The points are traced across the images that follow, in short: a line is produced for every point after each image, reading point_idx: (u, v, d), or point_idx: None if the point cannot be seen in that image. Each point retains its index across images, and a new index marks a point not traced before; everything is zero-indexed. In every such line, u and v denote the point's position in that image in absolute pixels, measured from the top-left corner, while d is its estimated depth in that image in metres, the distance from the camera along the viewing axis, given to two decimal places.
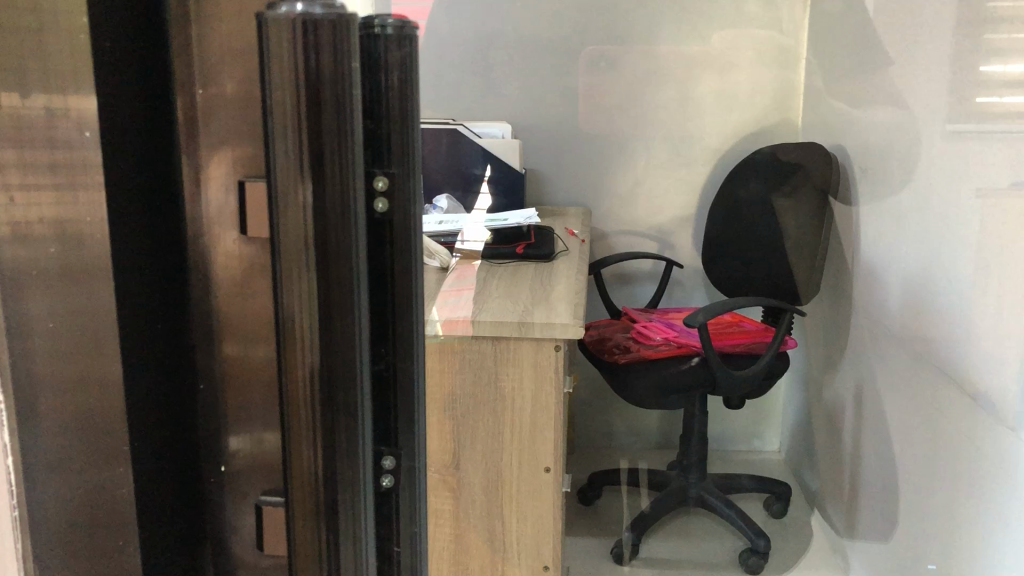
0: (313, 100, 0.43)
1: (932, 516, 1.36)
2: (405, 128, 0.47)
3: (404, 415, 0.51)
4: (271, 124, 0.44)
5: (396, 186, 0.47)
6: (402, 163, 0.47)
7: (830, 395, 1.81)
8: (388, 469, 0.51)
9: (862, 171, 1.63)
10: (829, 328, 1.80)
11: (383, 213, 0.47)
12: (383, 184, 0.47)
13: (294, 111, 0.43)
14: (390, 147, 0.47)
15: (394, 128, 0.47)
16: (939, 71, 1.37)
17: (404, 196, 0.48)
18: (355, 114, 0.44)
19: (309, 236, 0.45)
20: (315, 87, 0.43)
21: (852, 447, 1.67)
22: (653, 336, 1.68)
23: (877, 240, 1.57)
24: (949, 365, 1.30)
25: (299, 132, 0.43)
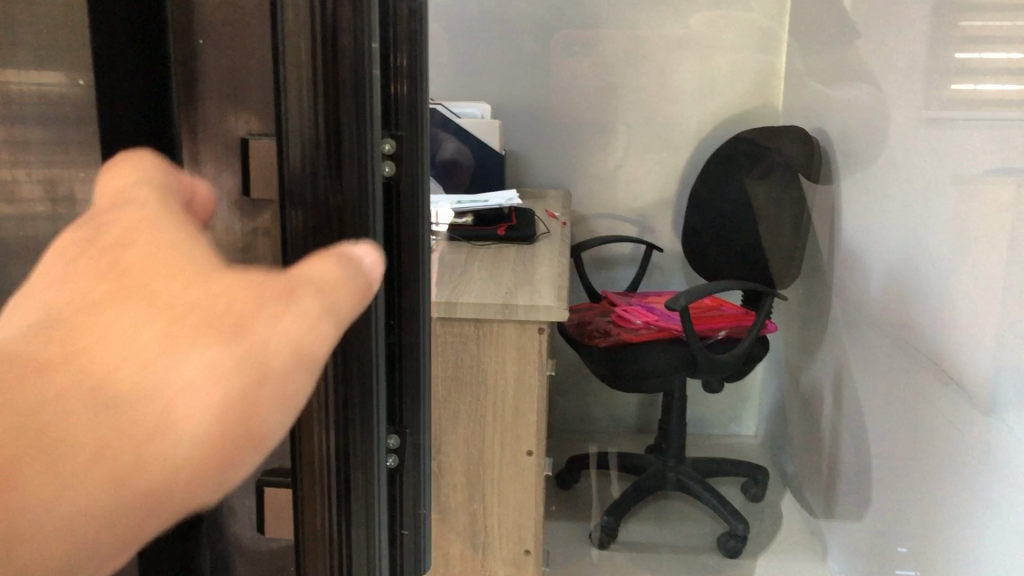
0: (331, 63, 0.45)
1: (904, 498, 1.38)
2: (416, 94, 0.49)
3: (410, 390, 0.52)
4: (289, 85, 0.46)
5: (404, 149, 0.49)
6: (409, 127, 0.49)
7: (807, 380, 1.80)
8: (392, 448, 0.52)
9: (843, 156, 1.62)
10: (807, 313, 1.80)
11: (391, 176, 0.49)
12: (391, 146, 0.48)
13: (314, 72, 0.45)
14: (400, 109, 0.48)
15: (402, 93, 0.48)
16: (916, 58, 1.37)
17: (410, 160, 0.49)
18: (370, 78, 0.46)
19: (322, 203, 0.47)
20: (333, 49, 0.45)
21: (832, 432, 1.66)
22: (633, 320, 1.67)
23: (859, 224, 1.56)
24: (924, 348, 1.31)
25: (318, 93, 0.46)
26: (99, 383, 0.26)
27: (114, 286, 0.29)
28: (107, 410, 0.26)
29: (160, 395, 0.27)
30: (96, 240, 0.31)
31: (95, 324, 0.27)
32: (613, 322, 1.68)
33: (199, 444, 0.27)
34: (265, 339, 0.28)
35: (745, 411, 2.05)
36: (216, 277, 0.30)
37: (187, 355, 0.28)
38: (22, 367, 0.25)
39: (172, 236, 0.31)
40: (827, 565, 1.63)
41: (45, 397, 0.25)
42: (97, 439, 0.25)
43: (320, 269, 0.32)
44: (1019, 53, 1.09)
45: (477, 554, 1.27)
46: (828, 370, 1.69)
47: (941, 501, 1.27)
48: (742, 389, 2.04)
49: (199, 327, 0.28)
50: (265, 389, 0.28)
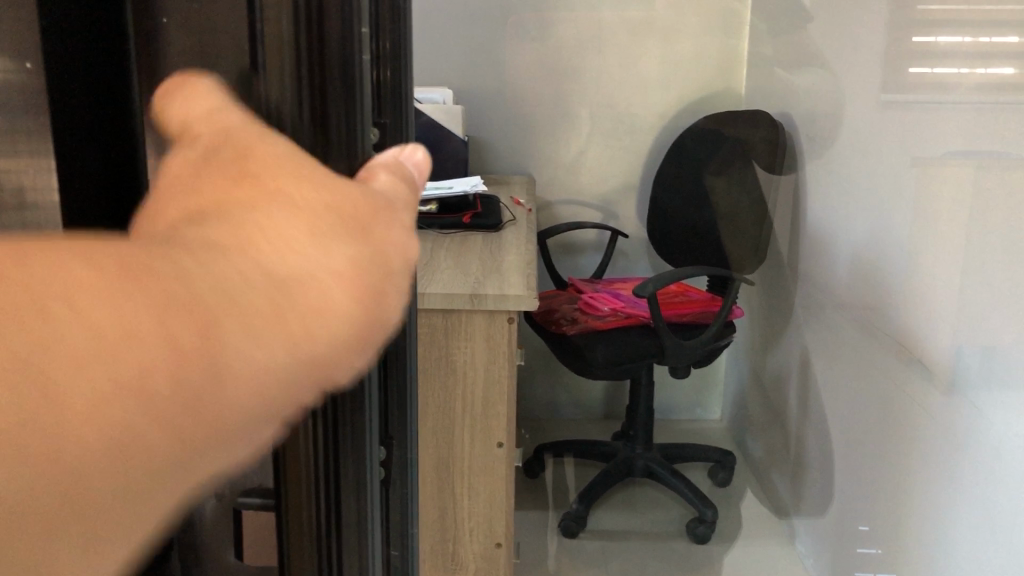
0: (316, 41, 0.39)
1: (870, 478, 1.38)
2: (397, 90, 0.46)
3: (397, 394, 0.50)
4: (265, 65, 0.38)
5: (387, 140, 0.44)
6: (392, 117, 0.45)
7: (772, 364, 1.79)
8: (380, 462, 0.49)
9: (808, 140, 1.61)
10: (770, 299, 1.78)
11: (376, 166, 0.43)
12: (376, 136, 0.43)
13: (298, 51, 0.39)
14: (384, 98, 0.45)
15: (385, 82, 0.45)
16: (873, 42, 1.36)
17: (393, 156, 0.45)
18: (358, 52, 0.40)
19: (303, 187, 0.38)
20: (318, 24, 0.39)
21: (798, 416, 1.66)
22: (600, 307, 1.65)
23: (823, 207, 1.56)
24: (886, 330, 1.32)
25: (299, 75, 0.39)
26: (272, 266, 0.23)
27: (254, 192, 0.24)
28: (277, 290, 0.22)
29: (323, 285, 0.23)
30: (210, 161, 0.26)
31: (249, 218, 0.23)
32: (580, 309, 1.66)
33: (354, 346, 0.24)
34: (387, 241, 0.25)
35: (710, 396, 2.05)
36: (340, 186, 0.26)
37: (343, 245, 0.24)
38: (201, 247, 0.22)
39: (282, 147, 0.27)
40: (794, 549, 1.63)
41: (236, 278, 0.22)
42: (278, 317, 0.22)
43: (385, 183, 0.29)
44: (976, 37, 1.09)
45: (446, 548, 1.25)
46: (793, 356, 1.68)
47: (905, 481, 1.27)
48: (707, 374, 2.04)
49: (335, 220, 0.25)
50: (390, 284, 0.25)
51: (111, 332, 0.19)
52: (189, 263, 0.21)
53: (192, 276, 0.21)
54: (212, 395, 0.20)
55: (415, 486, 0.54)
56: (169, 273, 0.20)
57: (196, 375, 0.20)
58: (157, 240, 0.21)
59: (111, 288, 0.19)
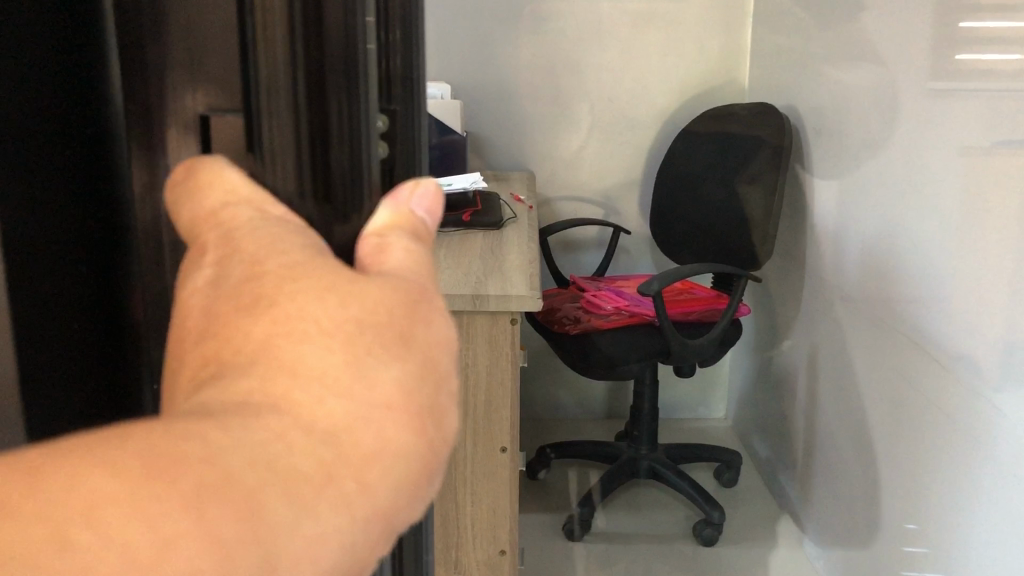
0: (314, 41, 0.30)
1: (896, 481, 1.32)
2: (409, 54, 0.36)
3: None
4: (259, 88, 0.30)
5: (397, 127, 0.37)
6: (404, 97, 0.36)
7: (778, 362, 1.75)
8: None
9: (816, 134, 1.58)
10: (776, 295, 1.75)
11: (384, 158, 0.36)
12: (384, 122, 0.36)
13: (294, 60, 0.30)
14: (392, 69, 0.35)
15: (396, 46, 0.35)
16: (897, 27, 1.31)
17: (404, 142, 0.37)
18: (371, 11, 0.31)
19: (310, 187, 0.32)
20: (316, 23, 0.30)
21: (805, 416, 1.63)
22: (603, 306, 1.61)
23: (834, 201, 1.52)
24: (916, 328, 1.26)
25: (297, 95, 0.30)
26: (312, 419, 0.24)
27: (280, 323, 0.25)
28: (328, 444, 0.24)
29: (365, 423, 0.25)
30: (221, 281, 0.26)
31: (280, 355, 0.25)
32: (582, 308, 1.62)
33: (418, 469, 0.26)
34: (428, 347, 0.27)
35: (714, 395, 2.01)
36: (366, 288, 0.27)
37: (387, 369, 0.26)
38: (240, 405, 0.24)
39: (287, 236, 0.28)
40: (804, 551, 1.60)
41: (270, 438, 0.23)
42: (322, 466, 0.24)
43: (400, 257, 0.30)
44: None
45: (449, 555, 1.21)
46: (801, 353, 1.64)
47: (935, 486, 1.21)
48: (712, 373, 2.00)
49: (378, 344, 0.26)
50: (442, 394, 0.27)
51: (144, 550, 0.20)
52: (221, 439, 0.22)
53: (219, 456, 0.22)
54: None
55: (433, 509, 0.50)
56: (200, 456, 0.22)
57: (246, 558, 0.21)
58: (197, 407, 0.24)
59: (128, 494, 0.20)
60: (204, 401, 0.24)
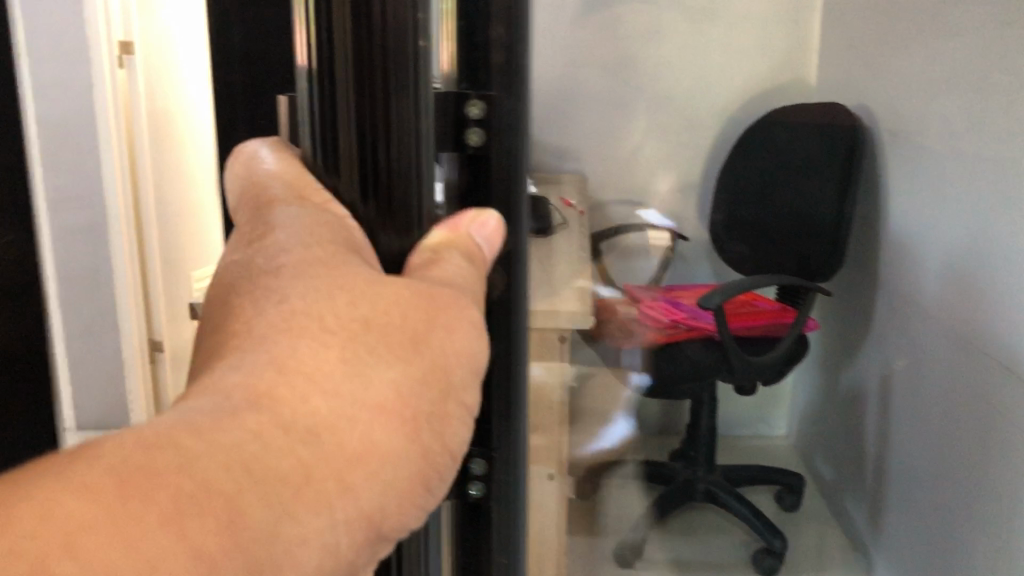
0: (374, 78, 0.49)
1: (984, 519, 1.19)
2: (507, 71, 0.52)
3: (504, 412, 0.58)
4: (343, 108, 0.50)
5: (492, 111, 0.52)
6: (501, 87, 0.52)
7: (848, 380, 1.62)
8: (477, 473, 0.57)
9: (892, 137, 1.46)
10: (850, 309, 1.61)
11: (477, 145, 0.52)
12: (478, 111, 0.52)
13: (357, 92, 0.49)
14: (484, 72, 0.51)
15: (494, 67, 0.51)
16: (985, 17, 1.18)
17: (500, 127, 0.52)
18: (424, 62, 0.49)
19: (370, 182, 0.51)
20: (383, 65, 0.48)
21: (877, 438, 1.51)
22: (659, 318, 1.53)
23: (914, 208, 1.40)
24: (1006, 351, 1.13)
25: (360, 115, 0.50)
26: (297, 417, 0.39)
27: (330, 308, 0.43)
28: (314, 437, 0.38)
29: (350, 418, 0.40)
30: (263, 273, 0.45)
31: (291, 354, 0.41)
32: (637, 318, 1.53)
33: (398, 456, 0.41)
34: (437, 349, 0.44)
35: (777, 410, 1.77)
36: (389, 292, 0.44)
37: (386, 372, 0.42)
38: (231, 413, 0.37)
39: (324, 256, 0.46)
40: None
41: (248, 435, 0.36)
42: (299, 455, 0.37)
43: (445, 269, 0.48)
44: None
45: None
46: (874, 372, 1.52)
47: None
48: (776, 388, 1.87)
49: (386, 340, 0.43)
50: (448, 403, 0.44)
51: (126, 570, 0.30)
52: (186, 457, 0.34)
53: (190, 464, 0.34)
54: (255, 552, 0.34)
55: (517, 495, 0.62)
56: (173, 472, 0.33)
57: (232, 552, 0.33)
58: (192, 425, 0.36)
59: (104, 517, 0.30)
60: (209, 407, 0.37)
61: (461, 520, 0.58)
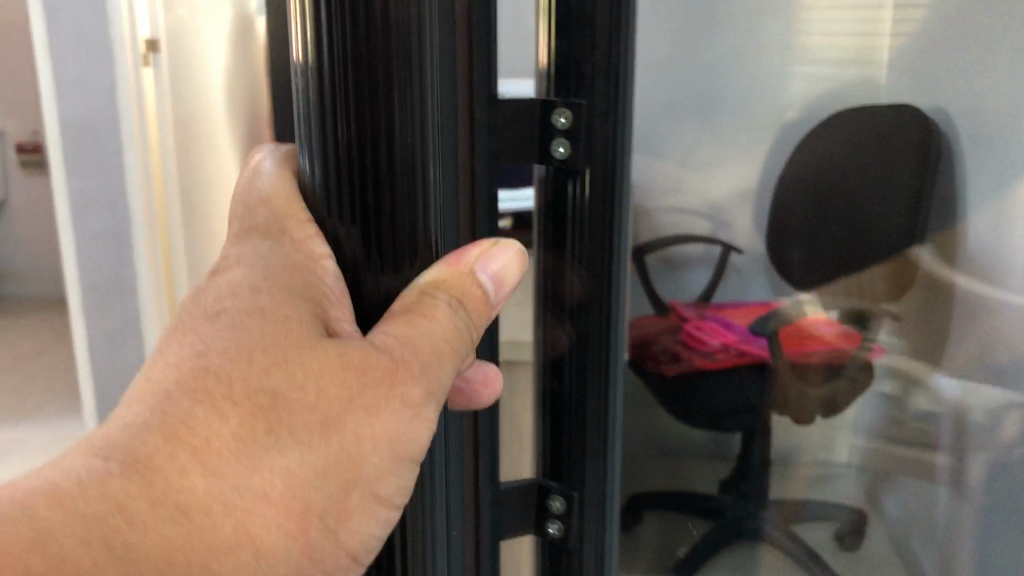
0: (367, 89, 0.43)
1: None
2: (607, 82, 0.51)
3: (595, 451, 0.58)
4: (333, 119, 0.45)
5: (577, 123, 0.51)
6: (588, 99, 0.51)
7: (915, 408, 1.42)
8: (556, 511, 0.58)
9: (973, 142, 1.31)
10: (923, 337, 1.45)
11: (563, 155, 0.51)
12: (564, 119, 0.50)
13: (351, 101, 0.44)
14: (572, 81, 0.51)
15: (590, 76, 0.51)
16: None
17: (589, 136, 0.51)
18: (427, 73, 0.44)
19: (360, 200, 0.46)
20: (372, 73, 0.43)
21: (951, 497, 1.36)
22: (708, 340, 1.52)
23: (998, 226, 1.25)
24: None
25: (354, 128, 0.44)
26: (183, 492, 0.39)
27: (267, 365, 0.41)
28: (185, 517, 0.38)
29: (224, 503, 0.39)
30: (199, 306, 0.45)
31: (191, 425, 0.40)
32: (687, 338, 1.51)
33: (274, 551, 0.40)
34: (354, 436, 0.42)
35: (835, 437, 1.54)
36: (320, 357, 0.42)
37: (283, 460, 0.40)
38: (99, 480, 0.38)
39: (265, 307, 0.44)
40: None
41: (110, 506, 0.38)
42: (162, 535, 0.38)
43: (430, 325, 0.44)
44: None
45: None
46: (946, 406, 1.35)
47: None
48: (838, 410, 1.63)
49: (301, 424, 0.41)
50: (352, 495, 0.43)
51: None
52: (49, 534, 0.36)
53: (46, 543, 0.36)
54: None
55: (614, 544, 0.61)
56: (34, 547, 0.36)
57: None
58: (55, 492, 0.38)
59: None
60: (85, 469, 0.39)
61: (545, 552, 0.59)
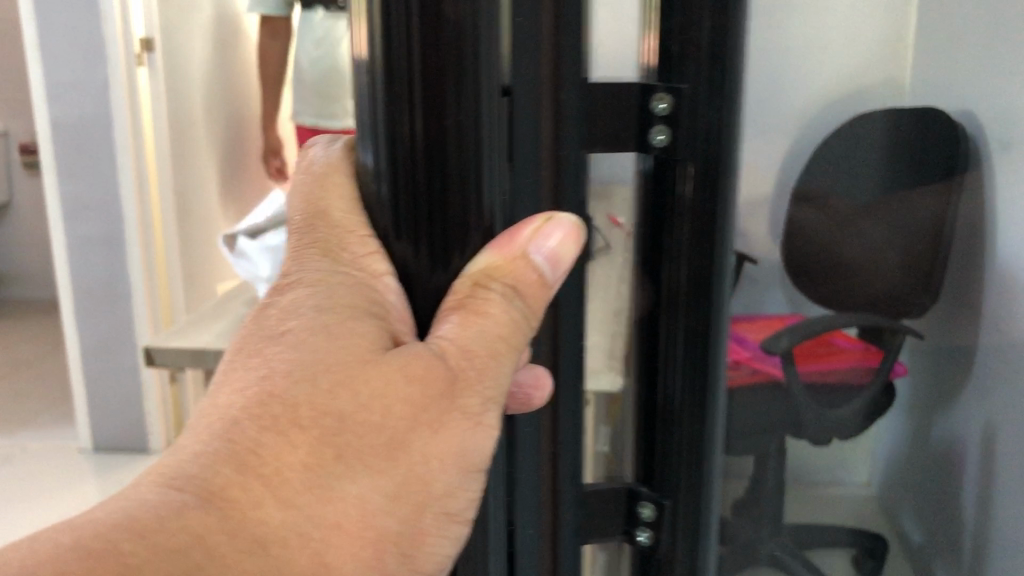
0: (432, 71, 0.38)
1: None
2: (715, 67, 0.42)
3: (686, 468, 0.48)
4: (391, 106, 0.39)
5: (680, 109, 0.42)
6: (693, 83, 0.42)
7: (940, 431, 1.43)
8: (646, 519, 0.48)
9: (1001, 149, 1.26)
10: (943, 358, 1.43)
11: (662, 144, 0.43)
12: (664, 105, 0.42)
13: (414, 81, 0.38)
14: (673, 66, 0.42)
15: (694, 57, 0.42)
16: None
17: (693, 125, 0.43)
18: (490, 48, 0.38)
19: (421, 193, 0.40)
20: (434, 52, 0.38)
21: (975, 519, 1.33)
22: None
23: None
24: None
25: (416, 113, 0.39)
26: (257, 524, 0.35)
27: (330, 386, 0.37)
28: (261, 551, 0.34)
29: (301, 533, 0.35)
30: (263, 319, 0.40)
31: (262, 451, 0.36)
32: None
33: None
34: (423, 458, 0.37)
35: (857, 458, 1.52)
36: (381, 373, 0.37)
37: (355, 486, 0.36)
38: (176, 511, 0.34)
39: (329, 319, 0.39)
40: None
41: (189, 540, 0.34)
42: (243, 569, 0.34)
43: (485, 317, 0.39)
44: None
45: None
46: (973, 429, 1.33)
47: None
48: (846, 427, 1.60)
49: (368, 448, 0.36)
50: (425, 518, 0.38)
51: None
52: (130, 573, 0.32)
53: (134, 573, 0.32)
54: None
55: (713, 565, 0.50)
56: None
57: None
58: (136, 524, 0.33)
59: None
60: (159, 501, 0.35)
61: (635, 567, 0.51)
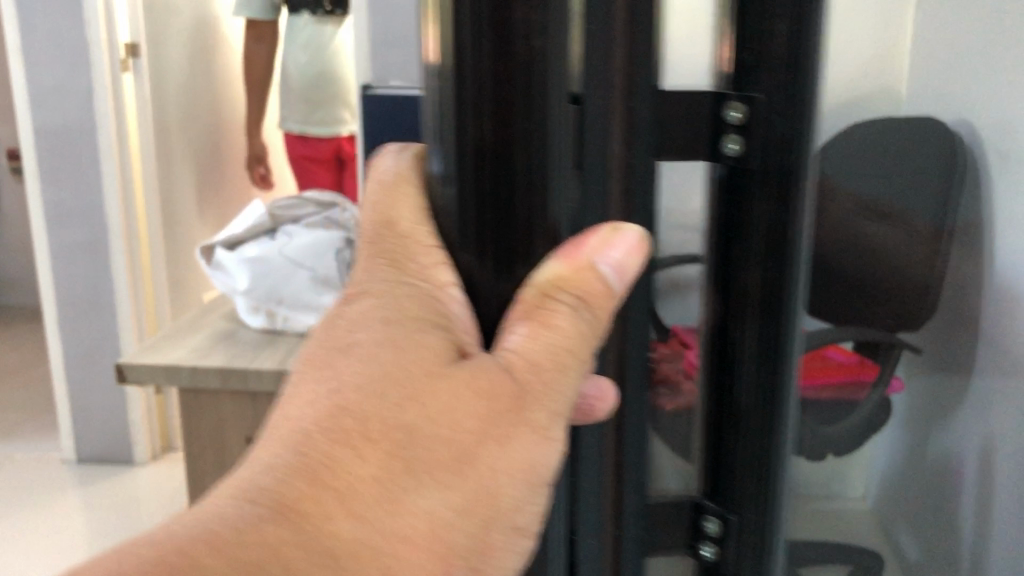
0: (502, 78, 0.37)
1: None
2: (788, 73, 0.41)
3: (752, 483, 0.47)
4: (460, 113, 0.37)
5: (753, 116, 0.41)
6: (768, 90, 0.41)
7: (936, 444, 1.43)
8: (711, 533, 0.48)
9: (1004, 158, 1.27)
10: (939, 368, 1.43)
11: (734, 153, 0.42)
12: (736, 114, 0.42)
13: (484, 87, 0.37)
14: (746, 72, 0.41)
15: (767, 64, 0.41)
16: None
17: (768, 133, 0.41)
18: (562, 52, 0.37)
19: (489, 203, 0.38)
20: (506, 58, 0.36)
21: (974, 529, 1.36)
22: None
23: None
24: None
25: (485, 119, 0.37)
26: (330, 539, 0.33)
27: (401, 399, 0.35)
28: (333, 565, 0.33)
29: (371, 547, 0.34)
30: (332, 329, 0.39)
31: (334, 465, 0.34)
32: None
33: None
34: (489, 472, 0.36)
35: None
36: (447, 385, 0.36)
37: (426, 499, 0.35)
38: (253, 524, 0.34)
39: (396, 329, 0.37)
40: None
41: (267, 554, 0.33)
42: None
43: (552, 332, 0.36)
44: None
45: None
46: (973, 440, 1.35)
47: None
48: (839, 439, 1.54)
49: (440, 461, 0.35)
50: (491, 532, 0.36)
51: None
52: None
53: None
54: None
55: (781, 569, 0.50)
56: None
57: None
58: (215, 540, 0.33)
59: None
60: (234, 515, 0.34)
61: None
